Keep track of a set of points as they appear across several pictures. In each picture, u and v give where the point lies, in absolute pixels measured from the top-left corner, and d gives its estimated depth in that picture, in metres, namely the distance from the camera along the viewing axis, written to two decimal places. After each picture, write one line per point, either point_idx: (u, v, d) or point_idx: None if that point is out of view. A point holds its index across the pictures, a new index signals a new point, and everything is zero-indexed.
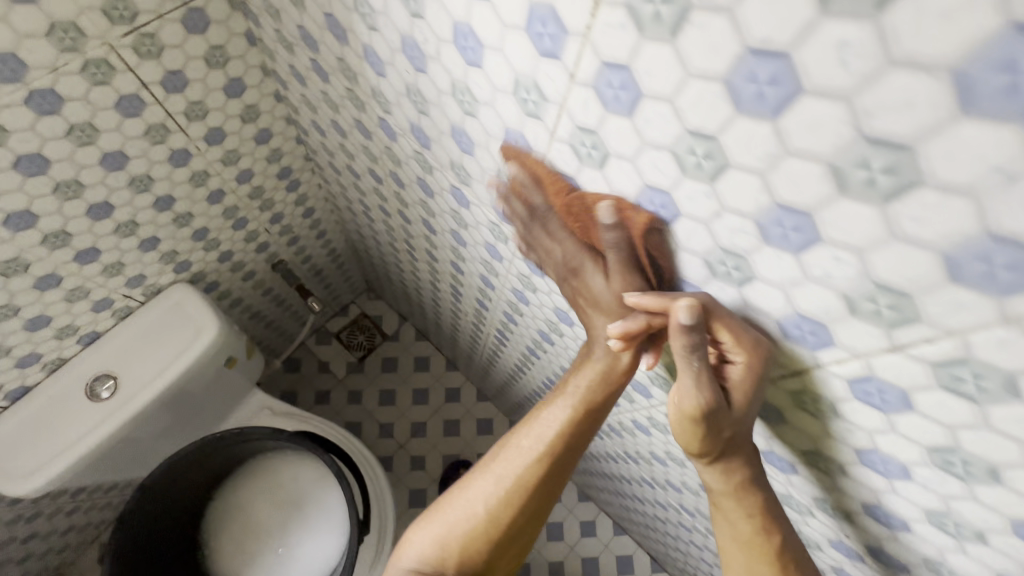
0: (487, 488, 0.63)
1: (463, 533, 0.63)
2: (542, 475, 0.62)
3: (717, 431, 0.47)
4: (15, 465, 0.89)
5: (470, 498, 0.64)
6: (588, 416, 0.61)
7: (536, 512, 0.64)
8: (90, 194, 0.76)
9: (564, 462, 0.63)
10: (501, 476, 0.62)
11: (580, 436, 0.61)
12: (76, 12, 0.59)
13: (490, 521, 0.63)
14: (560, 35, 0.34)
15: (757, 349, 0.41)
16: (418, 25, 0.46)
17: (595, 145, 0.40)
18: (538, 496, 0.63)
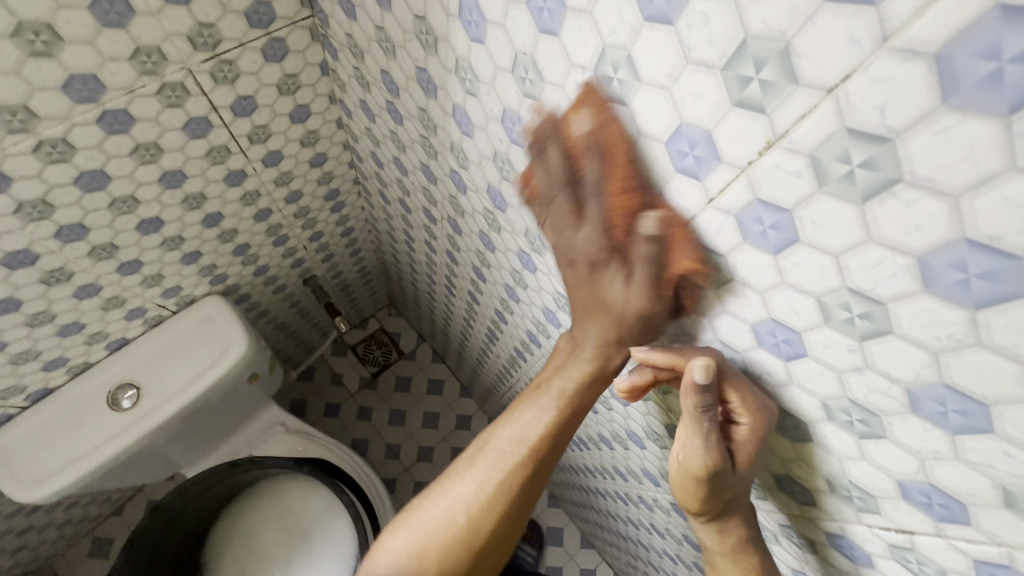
0: (465, 490, 0.48)
1: (436, 548, 0.48)
2: (527, 479, 0.48)
3: (718, 493, 0.44)
4: (27, 471, 0.86)
5: (442, 505, 0.49)
6: (576, 416, 0.48)
7: (522, 522, 0.50)
8: (143, 209, 0.74)
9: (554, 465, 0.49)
10: (480, 481, 0.48)
11: (565, 434, 0.48)
12: (162, 37, 0.57)
13: (470, 533, 0.48)
14: (709, 159, 0.31)
15: (762, 411, 0.40)
16: (527, 105, 0.43)
17: (718, 266, 0.37)
18: (524, 504, 0.49)
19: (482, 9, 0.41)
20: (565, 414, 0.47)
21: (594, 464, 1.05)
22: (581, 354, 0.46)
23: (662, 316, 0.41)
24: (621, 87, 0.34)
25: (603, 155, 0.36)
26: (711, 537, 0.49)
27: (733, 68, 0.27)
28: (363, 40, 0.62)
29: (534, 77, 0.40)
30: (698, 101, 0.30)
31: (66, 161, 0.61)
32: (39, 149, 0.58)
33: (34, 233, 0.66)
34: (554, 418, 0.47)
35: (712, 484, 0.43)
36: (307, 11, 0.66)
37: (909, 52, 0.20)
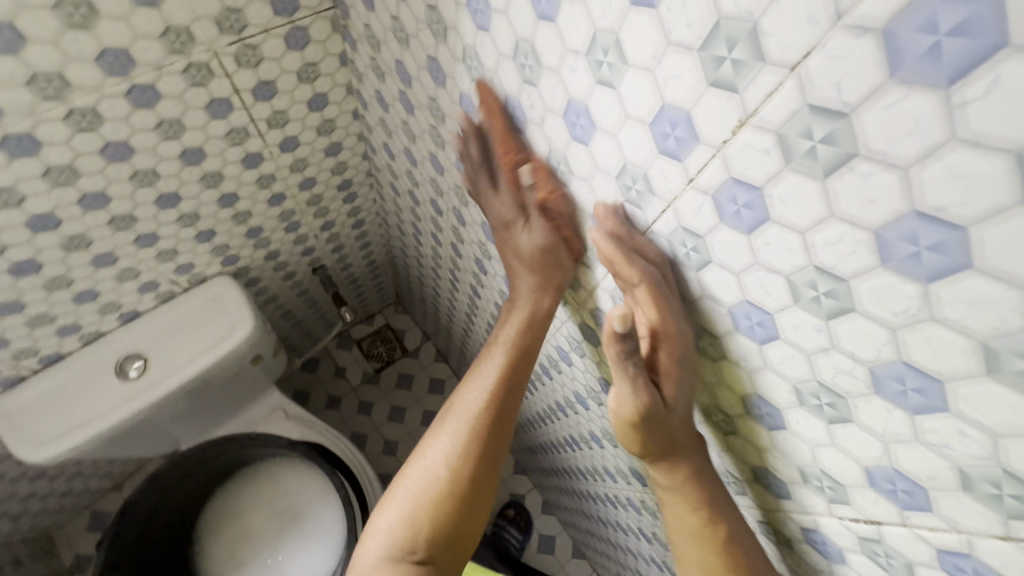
0: (444, 445, 0.58)
1: (427, 500, 0.57)
2: (493, 420, 0.59)
3: (655, 430, 0.47)
4: (35, 432, 0.90)
5: (425, 463, 0.58)
6: (525, 355, 0.60)
7: (498, 464, 0.60)
8: (163, 183, 0.77)
9: (513, 404, 0.60)
10: (455, 434, 0.58)
11: (516, 372, 0.60)
12: (191, 19, 0.61)
13: (454, 480, 0.57)
14: (689, 140, 0.33)
15: (679, 338, 0.43)
16: (527, 90, 0.45)
17: (697, 248, 0.38)
18: (497, 445, 0.59)
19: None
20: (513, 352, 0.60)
21: (585, 466, 1.05)
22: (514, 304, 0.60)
23: (563, 251, 0.55)
24: (610, 70, 0.36)
25: (491, 124, 0.53)
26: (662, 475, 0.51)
27: (708, 48, 0.28)
28: (379, 31, 0.65)
29: (533, 63, 0.42)
30: (679, 82, 0.31)
31: (93, 131, 0.64)
32: (69, 117, 0.61)
33: (59, 199, 0.69)
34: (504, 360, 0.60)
35: (650, 422, 0.46)
36: (329, 3, 0.70)
37: (861, 29, 0.22)
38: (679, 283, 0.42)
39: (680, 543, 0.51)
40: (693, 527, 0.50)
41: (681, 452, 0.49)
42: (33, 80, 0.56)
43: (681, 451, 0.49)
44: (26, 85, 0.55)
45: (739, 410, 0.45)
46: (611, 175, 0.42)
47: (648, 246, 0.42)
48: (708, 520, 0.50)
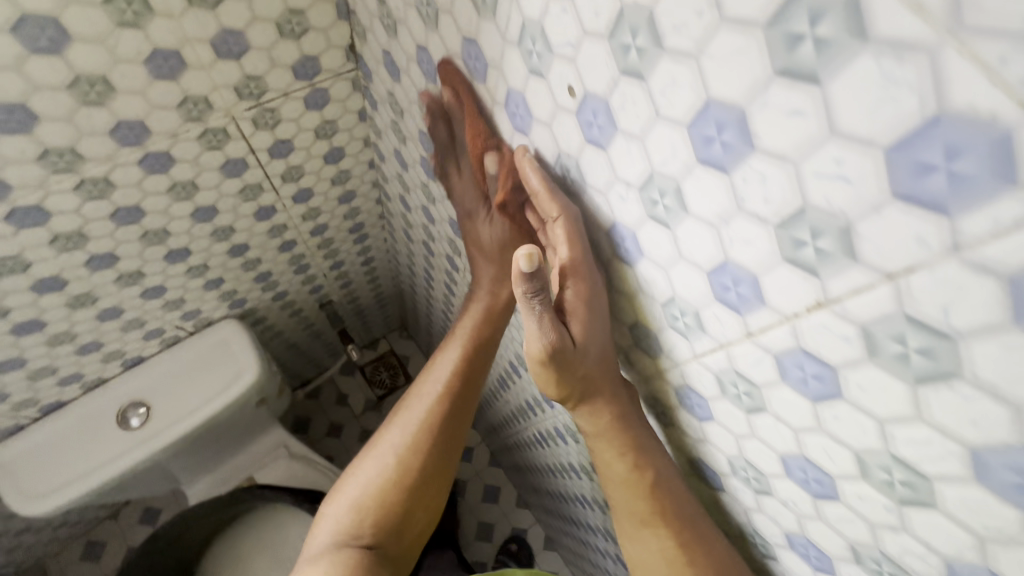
0: (398, 434, 0.69)
1: (378, 483, 0.68)
2: (444, 411, 0.69)
3: (568, 372, 0.48)
4: (34, 483, 0.87)
5: (382, 450, 0.69)
6: (479, 352, 0.69)
7: (447, 455, 0.71)
8: (173, 240, 0.76)
9: (463, 398, 0.70)
10: (407, 423, 0.69)
11: (469, 369, 0.69)
12: (210, 88, 0.58)
13: (403, 467, 0.68)
14: (753, 299, 0.31)
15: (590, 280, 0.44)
16: (567, 199, 0.44)
17: (749, 393, 0.36)
18: (445, 434, 0.70)
19: (529, 105, 0.41)
20: (466, 356, 0.69)
21: (598, 522, 1.06)
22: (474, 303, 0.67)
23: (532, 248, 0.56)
24: (666, 211, 0.33)
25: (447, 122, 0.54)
26: (585, 421, 0.53)
27: (789, 228, 0.26)
28: (403, 100, 0.62)
29: (576, 178, 0.40)
30: (748, 247, 0.29)
31: (105, 198, 0.62)
32: (80, 187, 0.58)
33: (65, 263, 0.66)
34: (458, 360, 0.69)
35: (560, 363, 0.47)
36: (351, 65, 0.67)
37: (982, 268, 0.20)
38: (725, 415, 0.40)
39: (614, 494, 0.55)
40: (621, 474, 0.54)
41: (600, 396, 0.51)
42: (45, 155, 0.53)
43: (600, 396, 0.52)
44: (37, 160, 0.53)
45: (782, 540, 0.43)
46: (655, 298, 0.40)
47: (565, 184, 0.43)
48: (633, 466, 0.54)
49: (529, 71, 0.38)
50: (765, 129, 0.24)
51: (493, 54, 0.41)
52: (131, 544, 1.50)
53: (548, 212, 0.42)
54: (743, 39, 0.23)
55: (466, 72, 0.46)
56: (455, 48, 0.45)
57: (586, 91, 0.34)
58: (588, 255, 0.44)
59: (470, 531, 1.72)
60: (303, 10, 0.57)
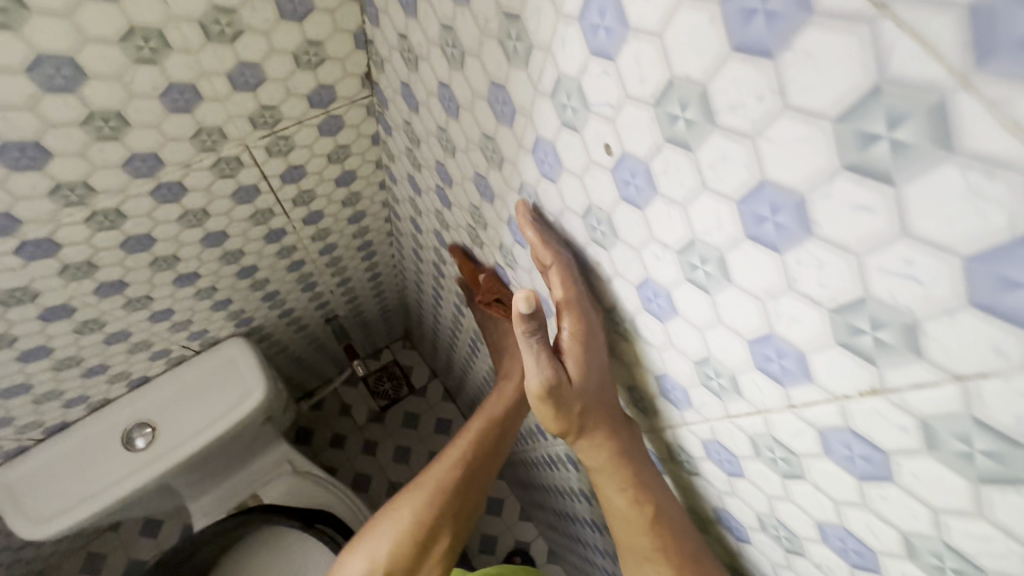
0: (415, 499, 0.66)
1: (390, 546, 0.64)
2: (463, 478, 0.67)
3: (566, 408, 0.49)
4: (39, 506, 0.86)
5: (397, 511, 0.66)
6: (499, 431, 0.71)
7: (459, 519, 0.68)
8: (182, 265, 0.74)
9: (481, 468, 0.69)
10: (424, 484, 0.66)
11: (491, 445, 0.70)
12: (224, 119, 0.57)
13: (417, 527, 0.65)
14: (798, 374, 0.30)
15: (585, 319, 0.46)
16: (595, 248, 0.43)
17: (787, 459, 0.35)
18: (462, 501, 0.68)
19: (559, 155, 0.40)
20: (489, 427, 0.70)
21: (607, 545, 1.05)
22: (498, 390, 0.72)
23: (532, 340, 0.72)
24: (706, 277, 0.32)
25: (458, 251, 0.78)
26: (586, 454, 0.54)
27: (844, 314, 0.25)
28: (421, 131, 0.61)
29: (607, 231, 0.39)
30: (798, 325, 0.28)
31: (116, 228, 0.60)
32: (91, 219, 0.57)
33: (75, 291, 0.65)
34: (482, 431, 0.69)
35: (557, 400, 0.48)
36: (367, 91, 0.66)
37: None
38: (757, 476, 0.39)
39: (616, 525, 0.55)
40: (621, 509, 0.54)
41: (600, 429, 0.52)
42: (56, 189, 0.52)
43: (599, 428, 0.53)
44: (49, 195, 0.52)
45: None
46: (686, 355, 0.39)
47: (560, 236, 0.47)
48: (634, 501, 0.54)
49: (562, 123, 0.37)
50: (826, 218, 0.23)
51: (523, 101, 0.40)
52: (132, 557, 1.49)
53: (543, 259, 0.46)
54: (807, 129, 0.22)
55: (492, 115, 0.45)
56: (481, 91, 0.44)
57: (624, 151, 0.33)
58: (582, 297, 0.46)
59: (474, 544, 1.71)
60: (321, 41, 0.55)
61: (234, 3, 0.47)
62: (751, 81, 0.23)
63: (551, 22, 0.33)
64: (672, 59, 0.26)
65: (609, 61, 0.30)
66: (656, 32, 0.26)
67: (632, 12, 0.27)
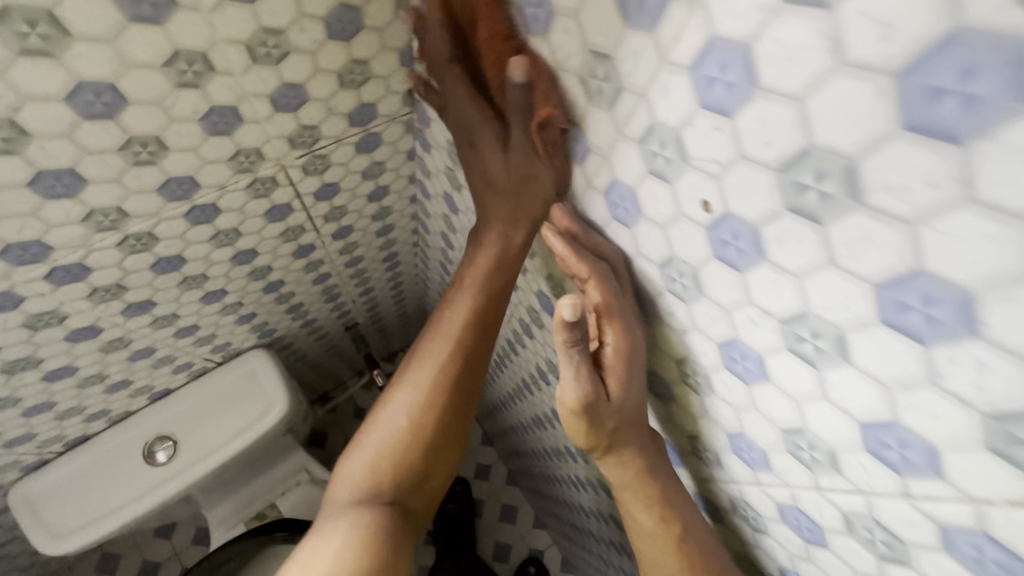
0: (405, 399, 0.55)
1: (386, 452, 0.54)
2: (457, 372, 0.55)
3: (600, 425, 0.46)
4: (61, 520, 0.85)
5: (387, 417, 0.55)
6: (494, 298, 0.55)
7: (461, 418, 0.57)
8: (210, 283, 0.72)
9: (476, 356, 0.56)
10: (414, 383, 0.55)
11: (487, 317, 0.55)
12: (263, 140, 0.54)
13: (413, 433, 0.54)
14: (924, 468, 0.27)
15: (629, 334, 0.43)
16: (671, 297, 0.40)
17: (889, 543, 0.33)
18: (460, 391, 0.56)
19: (640, 203, 0.37)
20: (477, 307, 0.54)
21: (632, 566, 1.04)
22: (483, 244, 0.53)
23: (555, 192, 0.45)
24: (817, 352, 0.30)
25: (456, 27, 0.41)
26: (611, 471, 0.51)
27: (1006, 423, 0.22)
28: None
29: (690, 285, 0.37)
30: (936, 421, 0.25)
31: (147, 251, 0.58)
32: (123, 243, 0.54)
33: (102, 312, 0.63)
34: (470, 309, 0.54)
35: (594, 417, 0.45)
36: (407, 108, 0.63)
37: None
38: (847, 552, 0.37)
39: (642, 545, 0.53)
40: (648, 528, 0.52)
41: (629, 446, 0.50)
42: (90, 215, 0.49)
43: (630, 446, 0.50)
44: (82, 221, 0.49)
45: None
46: (772, 421, 0.37)
47: (598, 246, 0.44)
48: (660, 520, 0.51)
49: (649, 171, 0.34)
50: (1000, 322, 0.21)
51: (602, 143, 0.37)
52: (146, 559, 1.47)
53: (579, 272, 0.43)
54: (996, 228, 0.19)
55: (559, 150, 0.42)
56: None
57: (729, 211, 0.30)
58: (624, 311, 0.43)
59: (487, 552, 1.71)
60: (367, 60, 0.52)
61: (283, 24, 0.43)
62: (924, 165, 0.20)
63: (651, 69, 0.30)
64: (814, 127, 0.23)
65: (724, 117, 0.27)
66: (796, 96, 0.23)
67: (766, 71, 0.24)
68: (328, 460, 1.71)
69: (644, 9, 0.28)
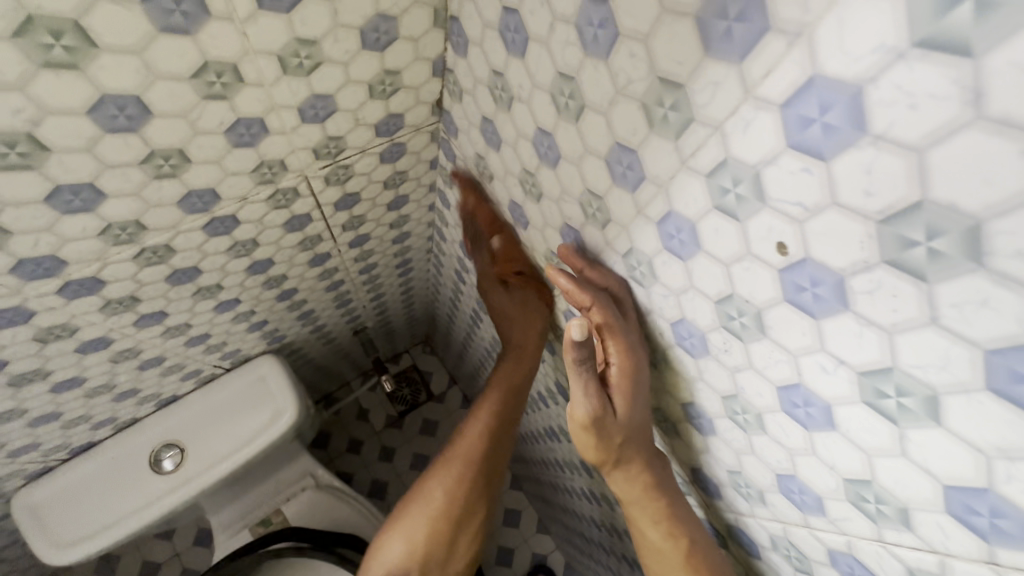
0: (445, 477, 0.71)
1: (427, 523, 0.70)
2: (488, 453, 0.72)
3: (607, 439, 0.51)
4: (65, 529, 0.83)
5: (429, 493, 0.71)
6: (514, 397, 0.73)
7: (487, 488, 0.73)
8: (224, 293, 0.70)
9: (502, 439, 0.73)
10: (453, 464, 0.71)
11: (509, 413, 0.73)
12: (288, 151, 0.52)
13: (451, 504, 0.71)
14: (1015, 537, 0.26)
15: (631, 354, 0.48)
16: (724, 334, 0.38)
17: None
18: (484, 471, 0.73)
19: (699, 238, 0.35)
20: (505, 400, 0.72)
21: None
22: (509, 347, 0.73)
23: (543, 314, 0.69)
24: (899, 409, 0.28)
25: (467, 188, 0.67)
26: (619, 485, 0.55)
27: None
28: (498, 169, 0.56)
29: (751, 324, 0.35)
30: None
31: (163, 263, 0.55)
32: (139, 256, 0.52)
33: (114, 324, 0.60)
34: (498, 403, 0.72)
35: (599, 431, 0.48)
36: (434, 118, 0.61)
37: None
38: None
39: (651, 559, 0.56)
40: (656, 543, 0.55)
41: (635, 462, 0.53)
42: (107, 229, 0.47)
43: (634, 460, 0.53)
44: (98, 235, 0.47)
45: None
46: (833, 468, 0.35)
47: (599, 278, 0.49)
48: (669, 534, 0.55)
49: (714, 207, 0.32)
50: None
51: (659, 172, 0.35)
52: (147, 560, 1.46)
53: (581, 302, 0.47)
54: None
55: (608, 175, 0.40)
56: (599, 149, 0.39)
57: (809, 256, 0.28)
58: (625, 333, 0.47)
59: (490, 556, 1.70)
60: (399, 70, 0.50)
61: (317, 34, 0.41)
62: None
63: (730, 102, 0.27)
64: (931, 181, 0.21)
65: (816, 160, 0.25)
66: (912, 147, 0.21)
67: (877, 116, 0.22)
68: (331, 461, 1.69)
69: (731, 38, 0.25)
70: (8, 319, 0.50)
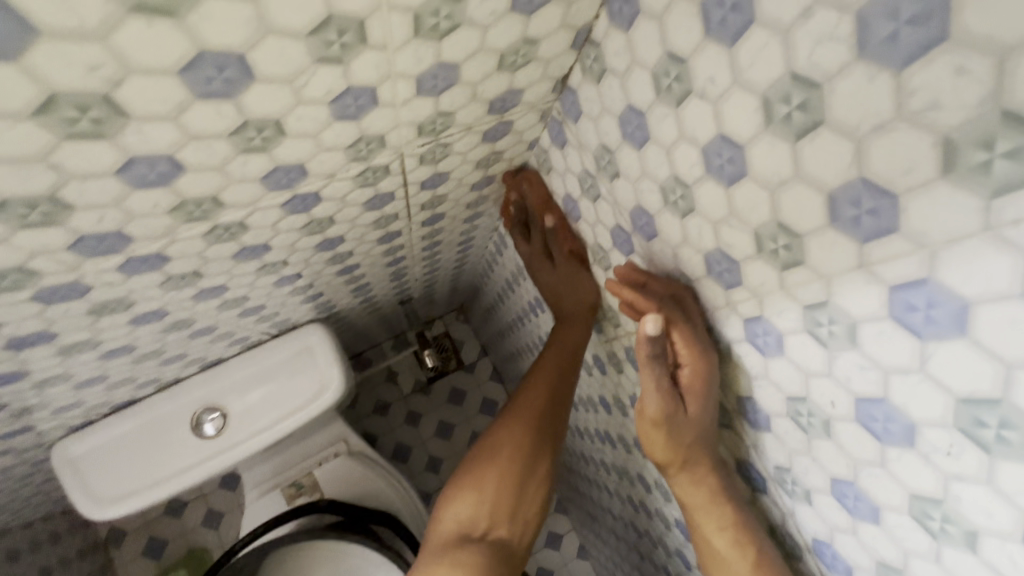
0: (510, 431, 0.65)
1: (493, 478, 0.63)
2: (550, 410, 0.67)
3: (678, 440, 0.48)
4: (105, 485, 0.80)
5: (493, 449, 0.64)
6: (568, 362, 0.69)
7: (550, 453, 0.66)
8: (288, 268, 0.63)
9: (561, 401, 0.68)
10: (515, 417, 0.66)
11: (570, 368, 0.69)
12: (391, 126, 0.43)
13: (514, 458, 0.63)
14: None
15: (704, 356, 0.45)
16: (956, 437, 0.30)
17: None
18: (550, 431, 0.66)
19: (968, 322, 0.26)
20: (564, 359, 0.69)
21: None
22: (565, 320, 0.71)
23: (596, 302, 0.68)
24: None
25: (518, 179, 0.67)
26: (682, 488, 0.51)
27: None
28: (630, 166, 0.47)
29: (1017, 441, 0.27)
30: None
31: (234, 240, 0.48)
32: (210, 233, 0.45)
33: (172, 297, 0.54)
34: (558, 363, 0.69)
35: (671, 429, 0.47)
36: (553, 96, 0.51)
37: None
38: None
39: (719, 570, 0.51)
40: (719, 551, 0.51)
41: (704, 463, 0.49)
42: (180, 206, 0.39)
43: (702, 464, 0.50)
44: (170, 212, 0.39)
45: None
46: None
47: (660, 285, 0.48)
48: (735, 542, 0.50)
49: None
50: None
51: (930, 231, 0.26)
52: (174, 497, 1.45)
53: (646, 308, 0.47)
54: None
55: (824, 214, 0.31)
56: (823, 179, 0.30)
57: None
58: (697, 335, 0.46)
59: None
60: (538, 39, 0.40)
61: None
62: None
63: None
64: None
65: None
66: None
67: None
68: (357, 420, 1.68)
69: None
70: (63, 294, 0.43)
